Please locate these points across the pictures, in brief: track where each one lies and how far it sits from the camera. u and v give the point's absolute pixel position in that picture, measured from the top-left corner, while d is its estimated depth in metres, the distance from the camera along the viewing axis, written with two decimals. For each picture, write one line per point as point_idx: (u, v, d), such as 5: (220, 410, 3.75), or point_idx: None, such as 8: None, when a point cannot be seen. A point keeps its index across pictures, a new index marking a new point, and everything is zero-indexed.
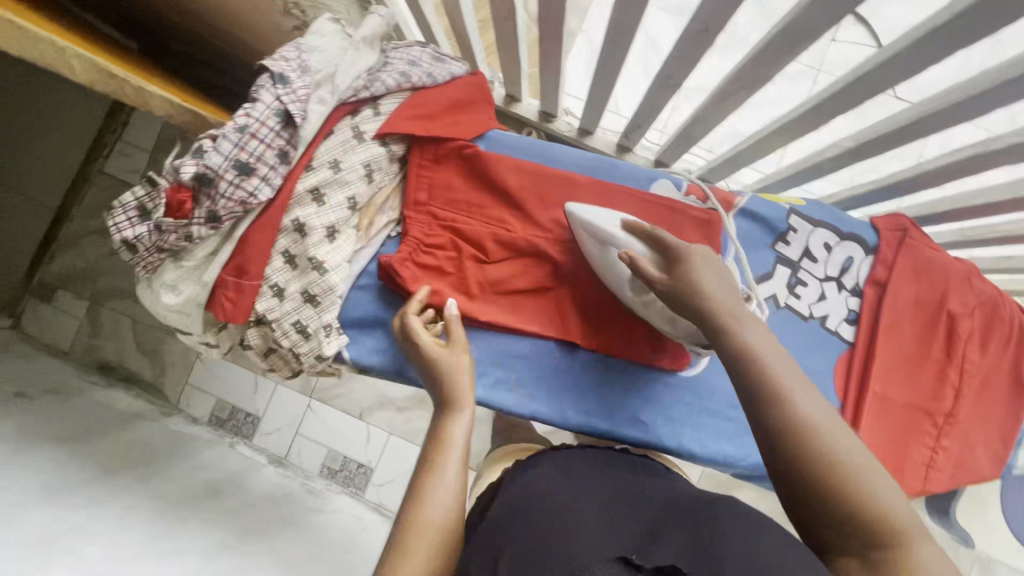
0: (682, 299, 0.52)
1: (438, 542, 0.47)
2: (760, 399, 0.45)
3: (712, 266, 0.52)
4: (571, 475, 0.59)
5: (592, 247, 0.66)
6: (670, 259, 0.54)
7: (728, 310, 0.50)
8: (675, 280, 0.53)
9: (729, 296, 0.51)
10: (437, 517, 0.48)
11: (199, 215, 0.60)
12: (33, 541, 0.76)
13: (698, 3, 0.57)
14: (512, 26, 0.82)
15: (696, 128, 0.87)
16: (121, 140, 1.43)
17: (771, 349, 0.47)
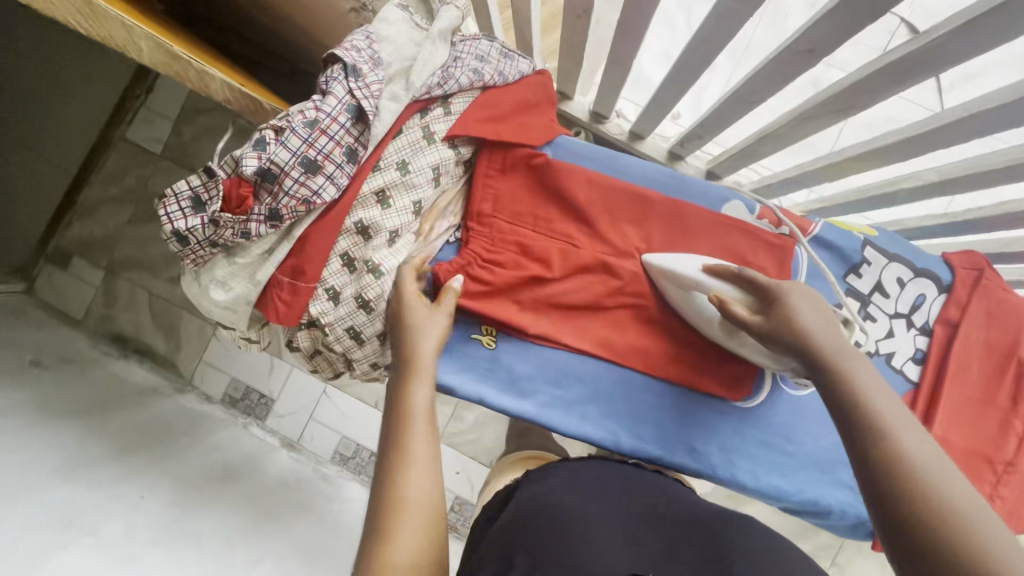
0: (778, 335, 0.51)
1: (425, 522, 0.43)
2: (860, 427, 0.43)
3: (808, 303, 0.51)
4: (580, 481, 0.57)
5: (673, 290, 0.66)
6: (761, 293, 0.54)
7: (830, 345, 0.48)
8: (769, 316, 0.52)
9: (829, 332, 0.49)
10: (419, 495, 0.44)
11: (259, 211, 0.57)
12: (53, 524, 0.74)
13: (811, 21, 0.54)
14: (584, 24, 0.78)
15: (765, 145, 0.83)
16: (145, 107, 1.37)
17: (874, 384, 0.45)
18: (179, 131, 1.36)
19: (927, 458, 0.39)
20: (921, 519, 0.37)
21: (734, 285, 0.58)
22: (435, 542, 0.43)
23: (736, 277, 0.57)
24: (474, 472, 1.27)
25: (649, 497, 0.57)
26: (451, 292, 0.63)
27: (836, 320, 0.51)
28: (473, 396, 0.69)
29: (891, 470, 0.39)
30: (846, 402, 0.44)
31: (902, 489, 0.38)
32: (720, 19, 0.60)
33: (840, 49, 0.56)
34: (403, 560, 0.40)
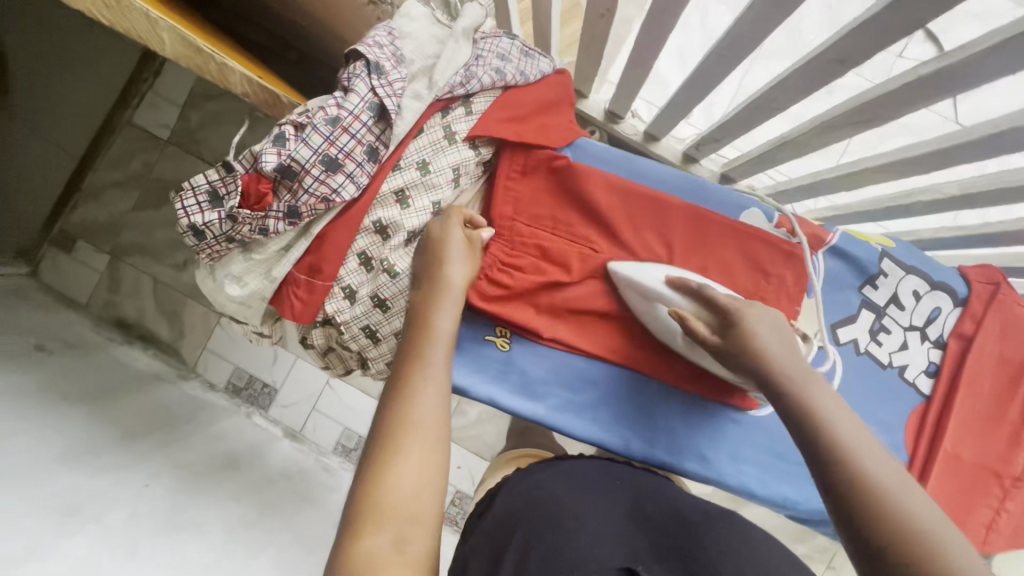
0: (741, 357, 0.53)
1: (429, 441, 0.45)
2: (822, 449, 0.44)
3: (769, 322, 0.53)
4: (572, 481, 0.58)
5: (636, 301, 0.66)
6: (718, 313, 0.56)
7: (788, 369, 0.50)
8: (728, 337, 0.54)
9: (786, 352, 0.52)
10: (427, 415, 0.46)
11: (278, 208, 0.56)
12: (58, 509, 0.74)
13: (845, 31, 0.53)
14: (607, 23, 0.76)
15: (783, 152, 0.83)
16: (152, 91, 1.35)
17: (830, 402, 0.47)
18: (186, 117, 1.34)
19: (888, 473, 0.42)
20: (887, 532, 0.39)
21: (693, 302, 0.59)
22: (436, 461, 0.44)
23: (695, 294, 0.59)
24: (476, 468, 1.27)
25: (635, 493, 0.58)
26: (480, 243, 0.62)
27: (792, 339, 0.54)
28: (486, 398, 0.69)
29: (858, 488, 0.41)
30: (811, 422, 0.46)
31: (867, 504, 0.40)
32: (748, 25, 0.59)
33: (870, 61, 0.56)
34: (405, 482, 0.42)
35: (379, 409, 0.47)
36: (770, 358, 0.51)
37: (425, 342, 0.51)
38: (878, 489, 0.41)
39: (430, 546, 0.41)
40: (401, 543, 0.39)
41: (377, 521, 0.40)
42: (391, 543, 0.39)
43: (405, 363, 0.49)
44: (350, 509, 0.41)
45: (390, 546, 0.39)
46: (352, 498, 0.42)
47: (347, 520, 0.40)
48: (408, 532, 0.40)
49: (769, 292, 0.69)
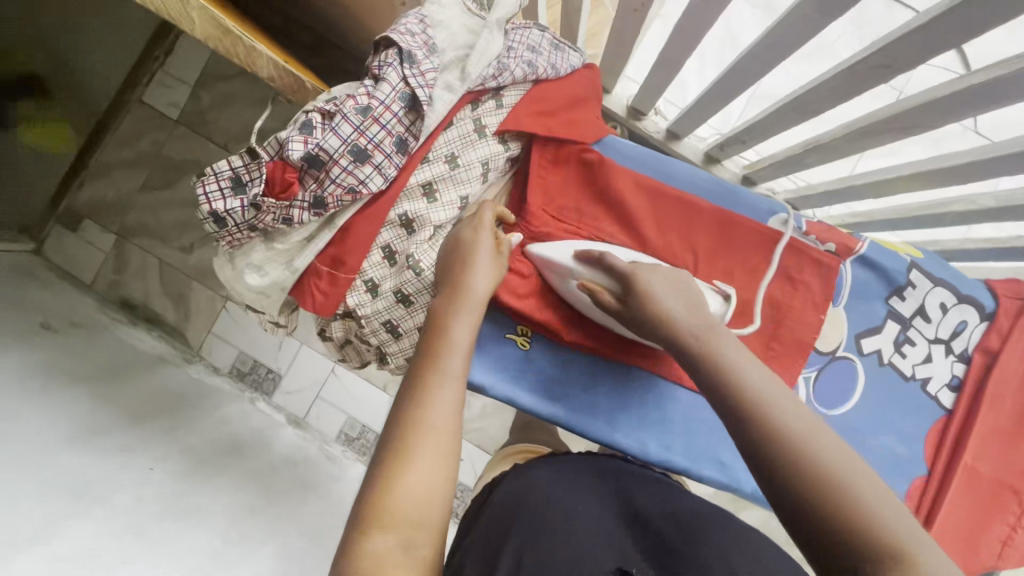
0: (651, 328, 0.51)
1: (443, 448, 0.43)
2: (733, 410, 0.41)
3: (668, 287, 0.52)
4: (565, 479, 0.57)
5: (555, 281, 0.65)
6: (622, 281, 0.55)
7: (693, 329, 0.48)
8: (631, 307, 0.53)
9: (693, 314, 0.50)
10: (441, 421, 0.44)
11: (304, 197, 0.55)
12: (63, 493, 0.73)
13: (894, 36, 0.53)
14: (640, 17, 0.74)
15: (812, 156, 0.82)
16: (162, 70, 1.30)
17: (741, 357, 0.45)
18: (197, 97, 1.31)
19: (801, 425, 0.39)
20: (815, 496, 0.36)
21: (601, 274, 0.58)
22: (448, 469, 0.42)
23: (602, 266, 0.57)
24: (479, 462, 1.27)
25: (630, 491, 0.57)
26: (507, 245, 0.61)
27: (698, 299, 0.52)
28: (505, 396, 0.68)
29: (779, 449, 0.38)
30: (725, 384, 0.43)
31: (792, 466, 0.37)
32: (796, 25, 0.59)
33: (919, 66, 0.54)
34: (413, 486, 0.40)
35: (393, 409, 0.45)
36: (675, 324, 0.49)
37: (443, 345, 0.48)
38: (798, 447, 0.38)
39: (435, 552, 0.40)
40: (408, 550, 0.38)
41: (383, 525, 0.38)
42: (400, 547, 0.38)
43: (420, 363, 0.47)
44: (358, 510, 0.40)
45: (397, 551, 0.38)
46: (360, 498, 0.41)
47: (354, 523, 0.39)
48: (415, 539, 0.39)
49: (795, 299, 0.69)
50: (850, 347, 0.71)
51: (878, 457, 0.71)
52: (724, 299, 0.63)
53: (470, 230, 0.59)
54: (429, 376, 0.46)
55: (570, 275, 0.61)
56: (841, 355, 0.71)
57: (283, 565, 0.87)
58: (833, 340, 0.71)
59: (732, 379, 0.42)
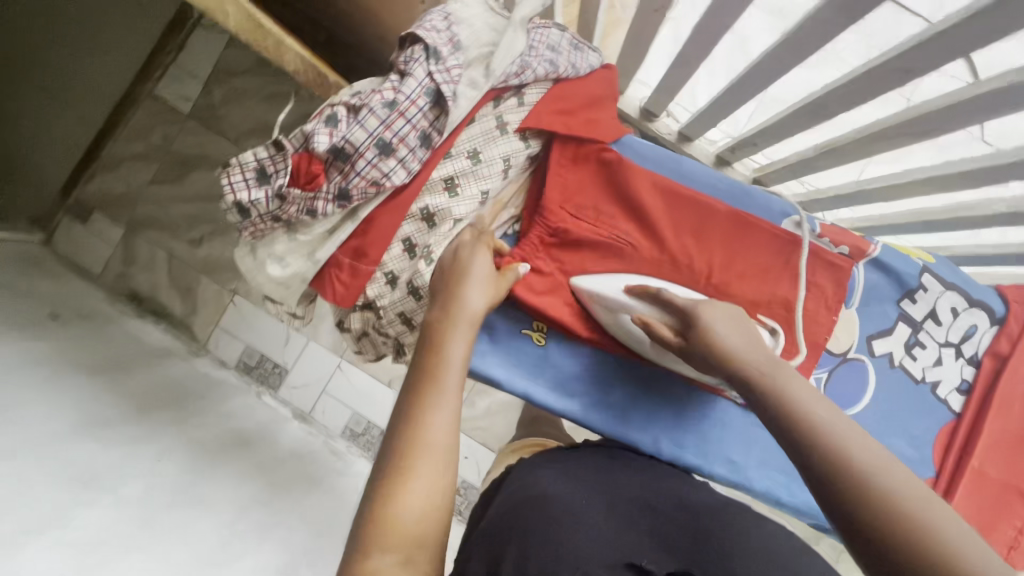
0: (704, 358, 0.52)
1: (441, 464, 0.43)
2: (794, 439, 0.42)
3: (723, 314, 0.53)
4: (574, 478, 0.56)
5: (602, 313, 0.66)
6: (679, 314, 0.56)
7: (751, 357, 0.49)
8: (689, 341, 0.53)
9: (747, 341, 0.50)
10: (439, 438, 0.44)
11: (329, 189, 0.56)
12: (73, 480, 0.73)
13: (914, 41, 0.55)
14: (658, 19, 0.75)
15: (825, 158, 0.83)
16: (176, 64, 1.29)
17: (803, 388, 0.45)
18: (210, 92, 1.30)
19: (861, 447, 0.39)
20: (868, 510, 0.36)
21: (657, 307, 0.59)
22: (446, 486, 0.43)
23: (657, 300, 0.59)
24: (484, 458, 1.27)
25: (644, 489, 0.57)
26: (514, 272, 0.62)
27: (755, 332, 0.53)
28: (520, 391, 0.69)
29: (833, 468, 0.39)
30: (783, 413, 0.43)
31: (844, 483, 0.38)
32: (817, 28, 0.60)
33: (936, 71, 0.56)
34: (414, 505, 0.41)
35: (389, 428, 0.46)
36: (733, 354, 0.49)
37: (439, 363, 0.49)
38: (851, 464, 0.38)
39: (435, 566, 0.41)
40: (408, 567, 0.39)
41: (385, 544, 0.39)
42: (399, 564, 0.39)
43: (416, 382, 0.48)
44: (358, 530, 0.40)
45: (397, 569, 0.39)
46: (360, 516, 0.41)
47: (356, 543, 0.40)
48: (415, 556, 0.40)
49: (808, 301, 0.69)
50: (862, 349, 0.72)
51: None
52: (772, 335, 0.65)
53: (467, 246, 0.59)
54: (427, 396, 0.46)
55: (621, 307, 0.63)
56: (852, 356, 0.72)
57: (288, 558, 0.88)
58: (844, 342, 0.72)
59: (792, 406, 0.43)
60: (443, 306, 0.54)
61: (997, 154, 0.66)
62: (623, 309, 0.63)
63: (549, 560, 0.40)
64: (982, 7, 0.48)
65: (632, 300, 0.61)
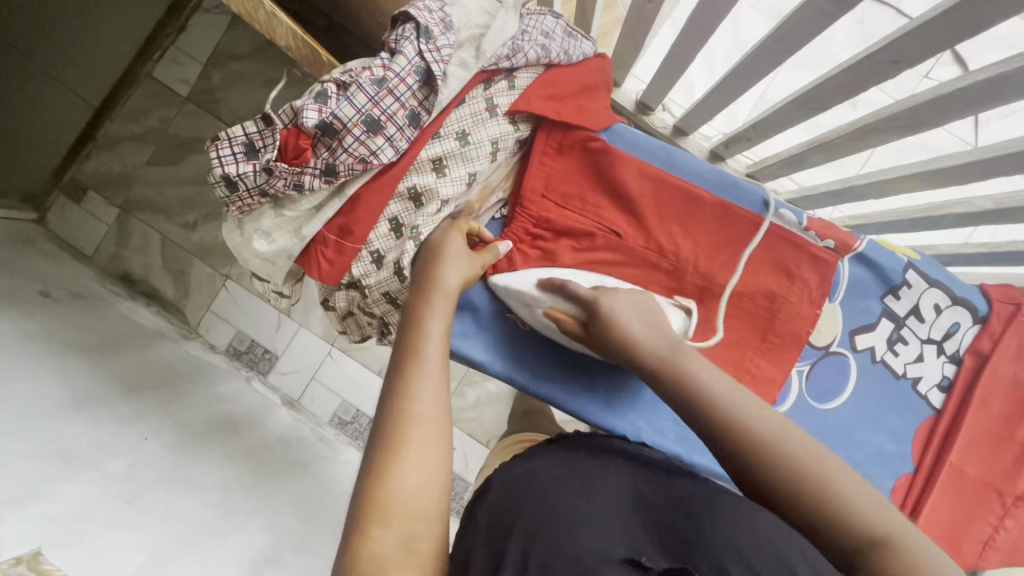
0: (611, 351, 0.53)
1: (432, 435, 0.44)
2: (723, 441, 0.44)
3: (627, 305, 0.54)
4: (567, 467, 0.54)
5: (522, 310, 0.66)
6: (584, 306, 0.56)
7: (655, 349, 0.50)
8: (594, 332, 0.54)
9: (651, 332, 0.52)
10: (427, 408, 0.45)
11: (316, 164, 0.55)
12: (57, 454, 0.73)
13: (901, 33, 0.55)
14: (653, 9, 0.75)
15: (817, 154, 0.84)
16: (175, 47, 1.28)
17: (705, 370, 0.47)
18: (207, 75, 1.28)
19: (779, 433, 0.43)
20: (789, 491, 0.41)
21: (565, 299, 0.59)
22: (439, 455, 0.44)
23: (564, 291, 0.58)
24: (471, 450, 1.28)
25: (637, 479, 0.52)
26: (493, 251, 0.65)
27: (656, 313, 0.54)
28: (504, 374, 0.70)
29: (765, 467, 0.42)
30: (708, 414, 0.45)
31: (784, 481, 0.41)
32: (808, 20, 0.61)
33: (925, 62, 0.57)
34: (409, 481, 0.41)
35: (379, 409, 0.46)
36: (639, 348, 0.50)
37: (420, 339, 0.50)
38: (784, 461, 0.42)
39: (438, 539, 0.41)
40: (411, 543, 0.39)
41: (385, 521, 0.39)
42: (401, 541, 0.39)
43: (401, 360, 0.49)
44: (356, 513, 0.40)
45: (399, 547, 0.39)
46: (358, 498, 0.41)
47: (353, 525, 0.40)
48: (417, 531, 0.40)
49: (792, 294, 0.70)
50: (845, 343, 0.73)
51: (866, 452, 0.73)
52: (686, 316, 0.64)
53: (445, 230, 0.62)
54: (411, 371, 0.48)
55: (535, 304, 0.62)
56: (835, 350, 0.73)
57: (270, 541, 0.88)
58: (827, 335, 0.73)
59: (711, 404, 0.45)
60: (422, 291, 0.55)
61: (988, 145, 0.65)
62: (535, 304, 0.62)
63: (555, 561, 0.38)
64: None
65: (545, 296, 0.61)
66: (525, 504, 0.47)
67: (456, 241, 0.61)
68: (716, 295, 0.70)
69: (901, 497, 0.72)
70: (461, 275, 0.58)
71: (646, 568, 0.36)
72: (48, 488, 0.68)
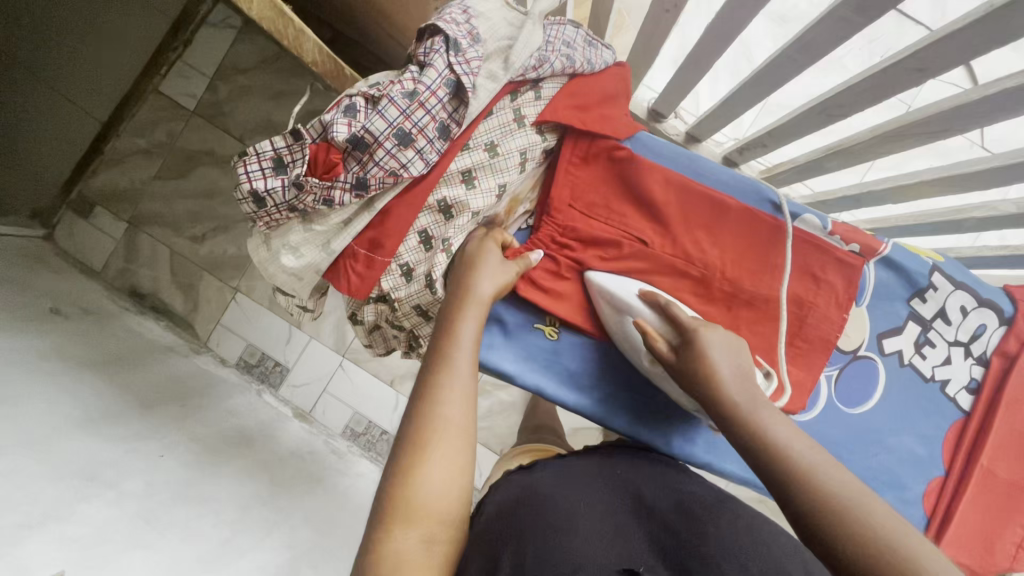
0: (694, 382, 0.51)
1: (459, 439, 0.44)
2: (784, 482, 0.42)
3: (722, 343, 0.52)
4: (571, 478, 0.53)
5: (607, 313, 0.66)
6: (682, 331, 0.55)
7: (739, 393, 0.48)
8: (684, 359, 0.53)
9: (740, 378, 0.49)
10: (456, 413, 0.45)
11: (346, 178, 0.55)
12: (76, 474, 0.71)
13: (929, 41, 0.55)
14: (671, 18, 0.76)
15: (835, 159, 0.85)
16: (182, 61, 1.28)
17: (782, 427, 0.45)
18: (215, 88, 1.28)
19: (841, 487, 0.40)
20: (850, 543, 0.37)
21: (663, 317, 0.59)
22: (465, 461, 0.44)
23: (666, 311, 0.59)
24: (485, 460, 1.27)
25: (642, 481, 0.55)
26: (529, 259, 0.65)
27: (748, 361, 0.52)
28: (533, 386, 0.70)
29: (842, 535, 0.37)
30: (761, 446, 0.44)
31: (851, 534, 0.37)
32: (831, 27, 0.61)
33: (953, 69, 0.57)
34: (435, 484, 0.41)
35: (406, 410, 0.46)
36: (722, 385, 0.49)
37: (451, 343, 0.50)
38: (871, 542, 0.36)
39: (454, 545, 0.42)
40: (431, 545, 0.40)
41: (406, 521, 0.40)
42: (422, 543, 0.40)
43: (431, 364, 0.49)
44: (378, 511, 0.41)
45: (420, 547, 0.39)
46: (380, 496, 0.42)
47: (375, 522, 0.40)
48: (438, 534, 0.41)
49: (819, 297, 0.70)
50: (872, 348, 0.73)
51: (896, 457, 0.72)
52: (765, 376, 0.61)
53: (479, 239, 0.62)
54: (441, 375, 0.47)
55: (627, 311, 0.63)
56: (862, 354, 0.73)
57: (290, 558, 0.86)
58: (854, 340, 0.73)
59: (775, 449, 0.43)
60: (454, 295, 0.55)
61: (1013, 151, 0.65)
62: (628, 312, 0.63)
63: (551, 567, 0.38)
64: (1002, 4, 0.48)
65: (640, 304, 0.62)
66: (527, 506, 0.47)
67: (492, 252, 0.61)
68: (744, 302, 0.69)
69: (932, 501, 0.72)
70: (494, 283, 0.57)
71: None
72: (67, 508, 0.67)
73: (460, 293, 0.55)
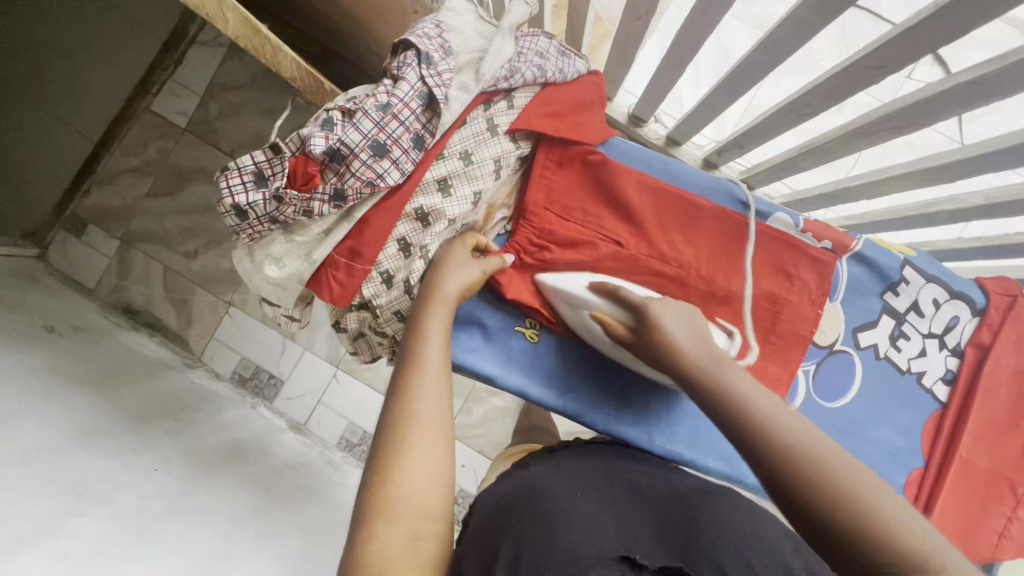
0: (655, 355, 0.52)
1: (433, 435, 0.46)
2: (756, 445, 0.42)
3: (675, 313, 0.53)
4: (564, 474, 0.54)
5: (565, 309, 0.67)
6: (635, 310, 0.56)
7: (696, 355, 0.49)
8: (641, 336, 0.54)
9: (698, 342, 0.50)
10: (428, 410, 0.47)
11: (324, 190, 0.57)
12: (67, 488, 0.72)
13: (883, 42, 0.58)
14: (642, 26, 0.78)
15: (809, 158, 0.87)
16: (172, 79, 1.30)
17: (753, 389, 0.45)
18: (204, 106, 1.30)
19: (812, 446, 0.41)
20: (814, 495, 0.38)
21: (613, 303, 0.60)
22: (442, 457, 0.45)
23: (616, 298, 0.59)
24: (480, 467, 1.27)
25: (642, 480, 0.55)
26: (500, 258, 0.66)
27: (703, 327, 0.53)
28: (515, 388, 0.71)
29: (815, 493, 0.38)
30: (730, 408, 0.44)
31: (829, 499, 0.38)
32: (792, 31, 0.63)
33: (908, 68, 0.59)
34: (413, 481, 0.43)
35: (382, 412, 0.48)
36: (681, 351, 0.50)
37: (419, 343, 0.52)
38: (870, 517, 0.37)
39: (442, 539, 0.42)
40: (415, 541, 0.41)
41: (388, 517, 0.41)
42: (406, 539, 0.40)
43: (403, 366, 0.50)
44: (361, 512, 0.42)
45: (405, 544, 0.40)
46: (363, 498, 0.43)
47: (359, 524, 0.41)
48: (422, 529, 0.41)
49: (793, 295, 0.71)
50: (848, 342, 0.74)
51: (876, 449, 0.73)
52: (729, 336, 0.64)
53: (447, 246, 0.64)
54: (412, 374, 0.49)
55: (582, 304, 0.64)
56: (839, 349, 0.74)
57: (284, 568, 0.86)
58: (831, 334, 0.74)
59: (765, 425, 0.42)
60: (422, 296, 0.58)
61: (975, 144, 0.67)
62: (584, 305, 0.64)
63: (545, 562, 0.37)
64: (947, 5, 0.50)
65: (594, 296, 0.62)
66: (523, 502, 0.47)
67: (459, 254, 0.63)
68: (720, 300, 0.71)
69: (913, 492, 0.73)
70: (459, 278, 0.60)
71: (641, 565, 0.38)
72: (58, 523, 0.67)
73: (427, 294, 0.57)
